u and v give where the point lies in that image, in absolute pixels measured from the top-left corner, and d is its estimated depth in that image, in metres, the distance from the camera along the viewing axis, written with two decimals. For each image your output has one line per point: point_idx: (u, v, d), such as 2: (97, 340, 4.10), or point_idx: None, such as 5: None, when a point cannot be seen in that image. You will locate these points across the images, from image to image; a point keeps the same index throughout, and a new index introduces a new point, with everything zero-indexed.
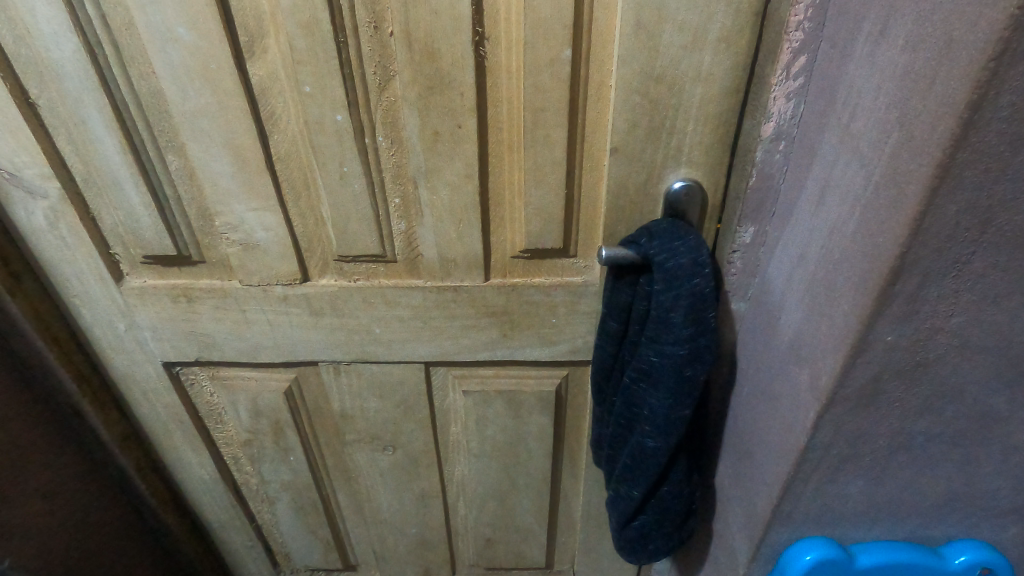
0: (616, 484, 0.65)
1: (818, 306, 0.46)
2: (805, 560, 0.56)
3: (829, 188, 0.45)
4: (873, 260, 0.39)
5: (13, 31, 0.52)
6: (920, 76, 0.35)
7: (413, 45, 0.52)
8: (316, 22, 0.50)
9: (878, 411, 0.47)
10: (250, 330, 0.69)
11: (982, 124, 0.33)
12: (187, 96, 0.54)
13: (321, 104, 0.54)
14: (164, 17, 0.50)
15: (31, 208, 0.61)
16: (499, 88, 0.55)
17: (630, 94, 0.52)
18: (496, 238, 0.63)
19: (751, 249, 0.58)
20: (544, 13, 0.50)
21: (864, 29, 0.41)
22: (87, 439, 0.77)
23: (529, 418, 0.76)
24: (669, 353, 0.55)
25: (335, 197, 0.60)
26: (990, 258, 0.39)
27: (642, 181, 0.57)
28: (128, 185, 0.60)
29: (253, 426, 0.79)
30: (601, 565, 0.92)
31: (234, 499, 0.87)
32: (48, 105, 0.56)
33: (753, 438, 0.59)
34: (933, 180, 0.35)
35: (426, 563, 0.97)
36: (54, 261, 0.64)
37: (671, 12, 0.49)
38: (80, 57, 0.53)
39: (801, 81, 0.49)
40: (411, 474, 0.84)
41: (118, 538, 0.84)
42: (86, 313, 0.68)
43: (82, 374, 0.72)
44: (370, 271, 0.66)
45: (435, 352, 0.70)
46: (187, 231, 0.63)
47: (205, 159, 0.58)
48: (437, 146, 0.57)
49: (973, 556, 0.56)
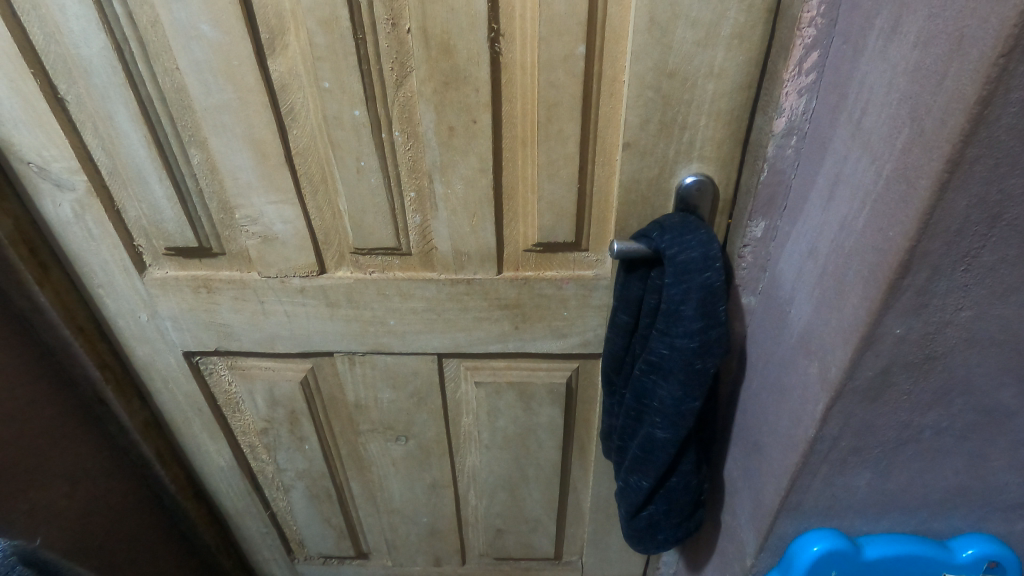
0: (625, 474, 0.66)
1: (828, 299, 0.47)
2: (812, 551, 0.57)
3: (840, 183, 0.46)
4: (883, 254, 0.40)
5: (44, 29, 0.54)
6: (931, 72, 0.35)
7: (430, 41, 0.53)
8: (336, 19, 0.52)
9: (886, 404, 0.48)
10: (268, 321, 0.71)
11: (991, 119, 0.33)
12: (210, 91, 0.55)
13: (340, 100, 0.56)
14: (188, 15, 0.52)
15: (59, 201, 0.62)
16: (513, 84, 0.56)
17: (643, 90, 0.53)
18: (509, 232, 0.65)
19: (762, 244, 0.59)
20: (559, 9, 0.51)
21: (877, 26, 0.41)
22: (110, 425, 0.79)
23: (540, 410, 0.77)
24: (679, 346, 0.55)
25: (353, 192, 0.61)
26: (1000, 252, 0.39)
27: (654, 176, 0.58)
28: (151, 179, 0.62)
29: (270, 415, 0.80)
30: (609, 556, 0.94)
31: (250, 486, 0.89)
32: (76, 101, 0.57)
33: (762, 430, 0.60)
34: (943, 175, 0.35)
35: (436, 552, 0.99)
36: (80, 252, 0.66)
37: (684, 9, 0.49)
38: (107, 54, 0.54)
39: (813, 76, 0.50)
40: (423, 463, 0.85)
41: (137, 522, 0.86)
42: (110, 302, 0.70)
43: (105, 362, 0.74)
44: (385, 263, 0.67)
45: (448, 344, 0.71)
46: (208, 224, 0.65)
47: (227, 154, 0.59)
48: (452, 141, 0.58)
49: (981, 550, 0.56)
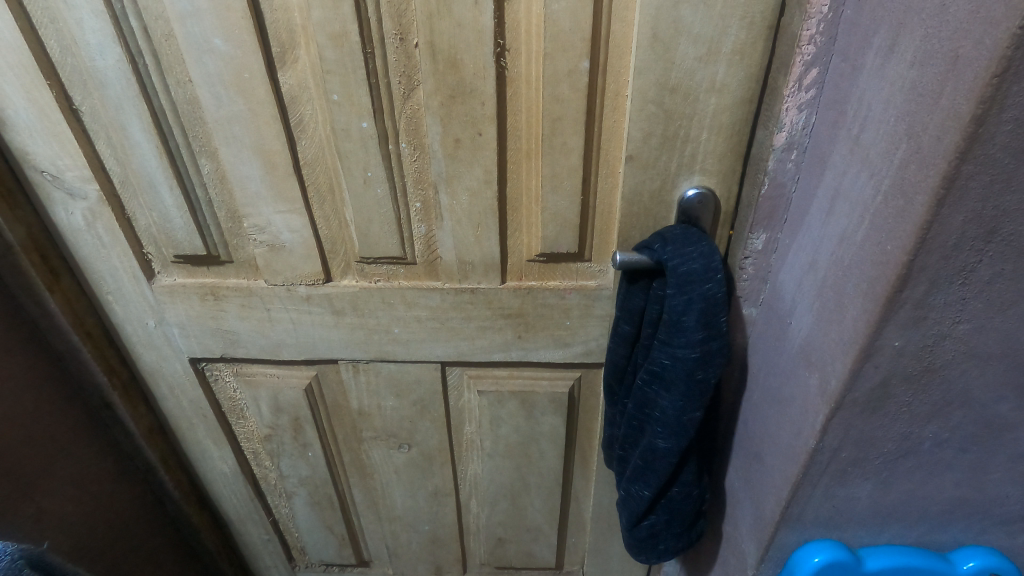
0: (627, 483, 0.66)
1: (828, 311, 0.47)
2: (813, 562, 0.56)
3: (840, 197, 0.46)
4: (881, 268, 0.41)
5: (61, 42, 0.55)
6: (928, 91, 0.36)
7: (437, 56, 0.54)
8: (346, 34, 0.53)
9: (887, 415, 0.48)
10: (274, 328, 0.71)
11: (986, 137, 0.34)
12: (221, 103, 0.57)
13: (347, 112, 0.57)
14: (202, 29, 0.53)
15: (72, 209, 0.64)
16: (519, 98, 0.57)
17: (646, 104, 0.54)
18: (513, 243, 0.65)
19: (763, 255, 0.59)
20: (564, 26, 0.52)
21: (875, 45, 0.42)
22: (116, 430, 0.80)
23: (542, 418, 0.78)
24: (681, 356, 0.56)
25: (359, 203, 0.62)
26: (996, 267, 0.40)
27: (656, 188, 0.59)
28: (162, 188, 0.63)
29: (274, 421, 0.81)
30: (610, 566, 0.93)
31: (253, 493, 0.90)
32: (90, 112, 0.59)
33: (763, 441, 0.60)
34: (938, 191, 0.36)
35: (437, 561, 0.99)
36: (91, 259, 0.67)
37: (686, 25, 0.50)
38: (123, 67, 0.55)
39: (813, 92, 0.50)
40: (425, 471, 0.86)
41: (141, 527, 0.87)
42: (119, 309, 0.71)
43: (113, 368, 0.75)
44: (391, 272, 0.68)
45: (451, 353, 0.72)
46: (216, 232, 0.66)
47: (236, 164, 0.60)
48: (458, 153, 0.59)
49: (982, 562, 0.56)
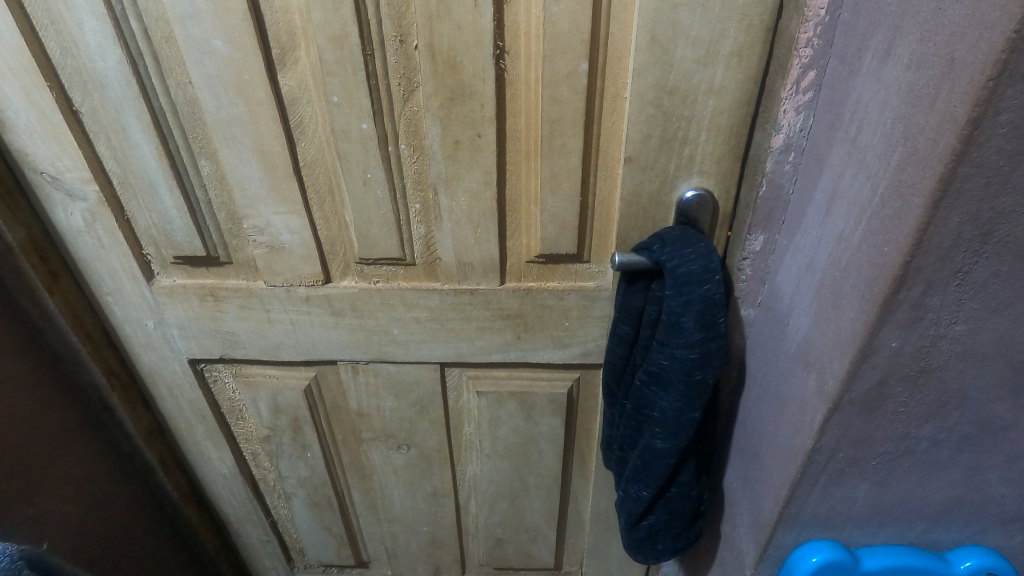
0: (626, 484, 0.67)
1: (825, 311, 0.48)
2: (811, 562, 0.57)
3: (837, 198, 0.47)
4: (879, 269, 0.41)
5: (61, 43, 0.55)
6: (924, 93, 0.36)
7: (436, 57, 0.54)
8: (346, 36, 0.53)
9: (884, 416, 0.48)
10: (273, 329, 0.71)
11: (982, 140, 0.34)
12: (221, 104, 0.57)
13: (347, 113, 0.57)
14: (202, 31, 0.53)
15: (71, 210, 0.64)
16: (518, 99, 0.57)
17: (644, 106, 0.54)
18: (512, 244, 0.66)
19: (761, 257, 0.60)
20: (563, 28, 0.52)
21: (872, 48, 0.42)
22: (115, 431, 0.80)
23: (541, 419, 0.78)
24: (679, 357, 0.56)
25: (359, 204, 0.62)
26: (992, 267, 0.40)
27: (655, 189, 0.59)
28: (162, 188, 0.63)
29: (273, 422, 0.81)
30: (609, 567, 0.93)
31: (252, 494, 0.90)
32: (90, 113, 0.59)
33: (761, 441, 0.60)
34: (935, 193, 0.36)
35: (436, 562, 0.99)
36: (91, 260, 0.67)
37: (684, 28, 0.51)
38: (123, 68, 0.56)
39: (811, 95, 0.51)
40: (424, 472, 0.86)
41: (140, 528, 0.87)
42: (118, 310, 0.71)
43: (112, 369, 0.75)
44: (390, 273, 0.68)
45: (450, 353, 0.72)
46: (216, 233, 0.66)
47: (236, 165, 0.60)
48: (457, 154, 0.59)
49: (979, 562, 0.56)
